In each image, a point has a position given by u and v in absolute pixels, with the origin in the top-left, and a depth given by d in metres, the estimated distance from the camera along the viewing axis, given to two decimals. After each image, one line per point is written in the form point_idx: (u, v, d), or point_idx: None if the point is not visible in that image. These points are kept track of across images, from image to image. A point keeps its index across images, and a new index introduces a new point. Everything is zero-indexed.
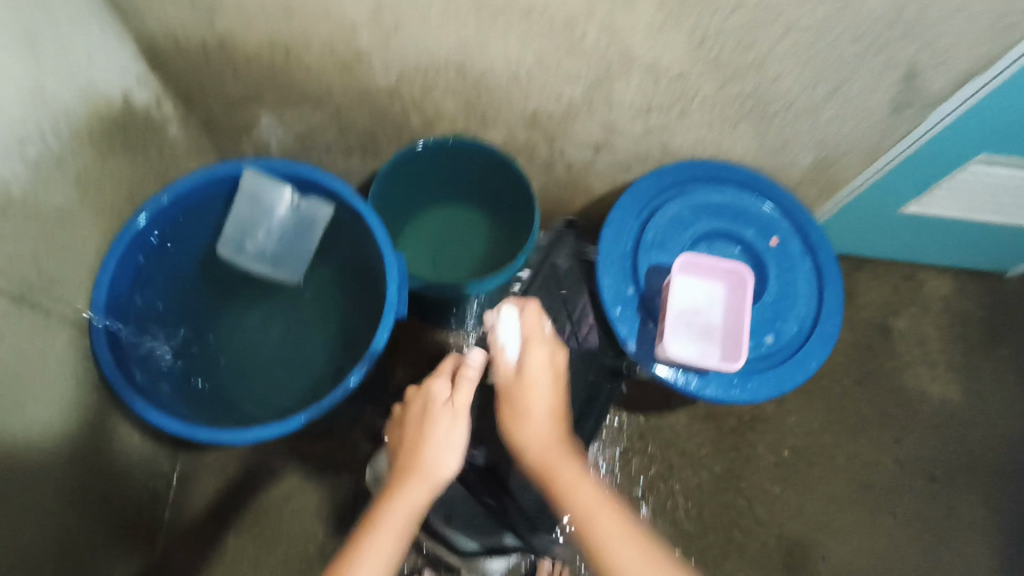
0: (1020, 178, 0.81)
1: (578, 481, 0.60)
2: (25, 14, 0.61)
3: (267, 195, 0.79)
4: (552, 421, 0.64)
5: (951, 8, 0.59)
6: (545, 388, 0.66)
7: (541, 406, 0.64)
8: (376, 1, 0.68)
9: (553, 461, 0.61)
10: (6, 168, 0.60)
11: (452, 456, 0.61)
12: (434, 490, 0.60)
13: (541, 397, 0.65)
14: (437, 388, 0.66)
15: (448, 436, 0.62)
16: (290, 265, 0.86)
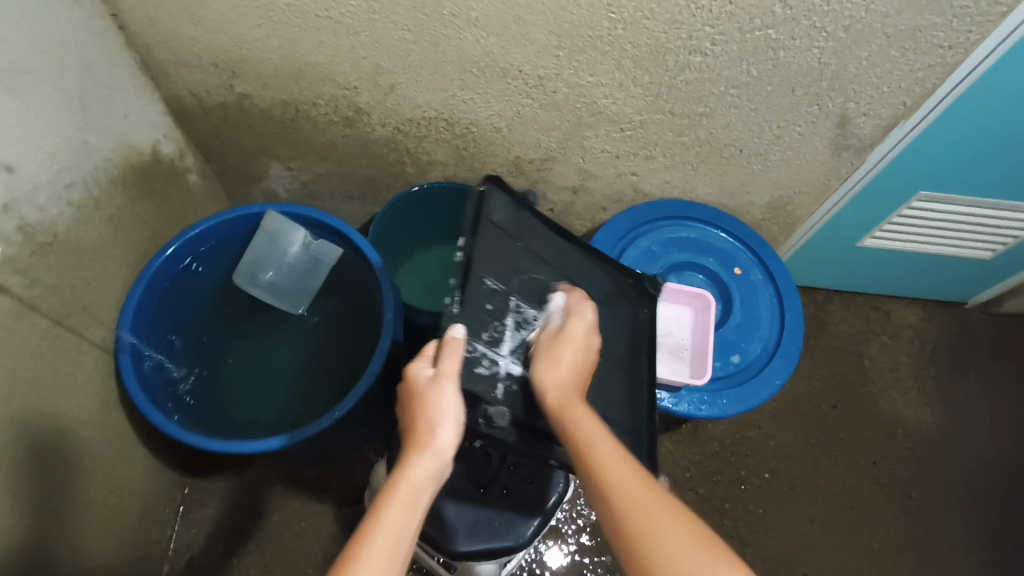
0: (953, 212, 0.94)
1: (600, 428, 0.54)
2: (76, 81, 0.72)
3: (283, 233, 0.93)
4: (576, 377, 0.60)
5: (866, 64, 0.70)
6: (574, 355, 0.61)
7: (569, 356, 0.61)
8: (373, 66, 0.78)
9: (570, 402, 0.57)
10: (54, 209, 0.70)
11: (453, 424, 0.55)
12: (445, 463, 0.53)
13: (573, 351, 0.62)
14: (418, 366, 0.59)
15: (446, 405, 0.55)
16: (295, 298, 0.96)
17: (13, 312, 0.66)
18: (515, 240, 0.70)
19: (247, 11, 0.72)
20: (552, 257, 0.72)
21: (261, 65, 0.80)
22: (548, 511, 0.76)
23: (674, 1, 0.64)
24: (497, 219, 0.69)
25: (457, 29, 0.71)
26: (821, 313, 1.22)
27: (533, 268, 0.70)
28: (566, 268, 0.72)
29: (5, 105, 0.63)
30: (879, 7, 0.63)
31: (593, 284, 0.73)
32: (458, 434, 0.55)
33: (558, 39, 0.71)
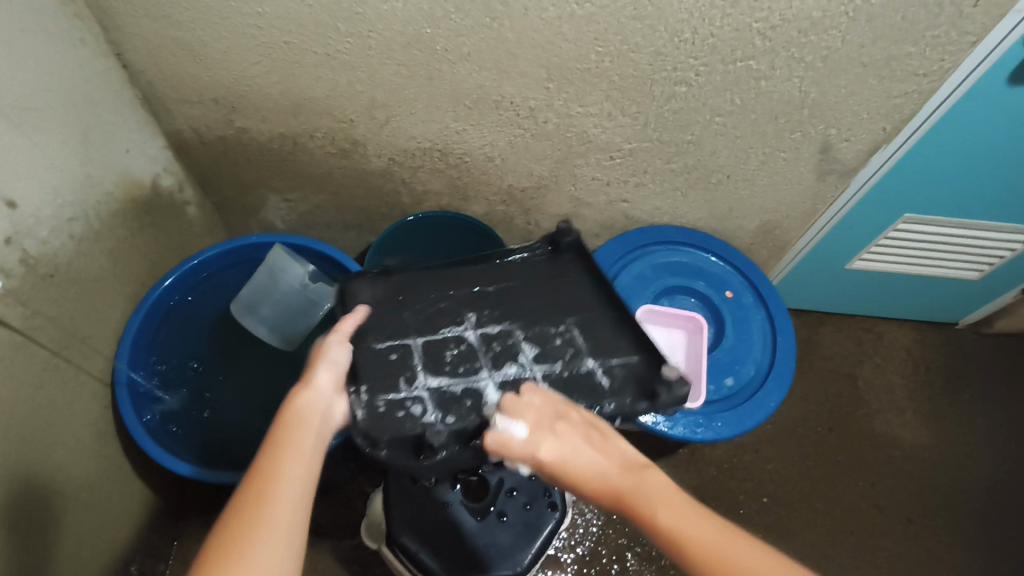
0: (939, 233, 0.97)
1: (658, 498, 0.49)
2: (80, 118, 0.74)
3: (283, 270, 0.91)
4: (611, 465, 0.51)
5: (844, 93, 0.72)
6: (576, 451, 0.52)
7: (586, 460, 0.51)
8: (370, 100, 0.80)
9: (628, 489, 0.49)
10: (55, 241, 0.71)
11: (334, 368, 0.56)
12: (326, 396, 0.53)
13: (584, 460, 0.51)
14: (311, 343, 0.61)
15: (324, 351, 0.57)
16: (287, 335, 0.94)
17: (12, 343, 0.67)
18: (395, 299, 0.73)
19: (248, 48, 0.74)
20: (440, 274, 0.76)
21: (261, 100, 0.82)
22: (544, 538, 0.76)
23: (659, 35, 0.67)
24: (370, 295, 0.73)
25: (450, 63, 0.74)
26: (813, 336, 1.23)
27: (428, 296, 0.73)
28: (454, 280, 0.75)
29: (11, 140, 0.65)
30: (854, 38, 0.66)
31: (502, 275, 0.75)
32: (338, 378, 0.56)
33: (548, 72, 0.73)
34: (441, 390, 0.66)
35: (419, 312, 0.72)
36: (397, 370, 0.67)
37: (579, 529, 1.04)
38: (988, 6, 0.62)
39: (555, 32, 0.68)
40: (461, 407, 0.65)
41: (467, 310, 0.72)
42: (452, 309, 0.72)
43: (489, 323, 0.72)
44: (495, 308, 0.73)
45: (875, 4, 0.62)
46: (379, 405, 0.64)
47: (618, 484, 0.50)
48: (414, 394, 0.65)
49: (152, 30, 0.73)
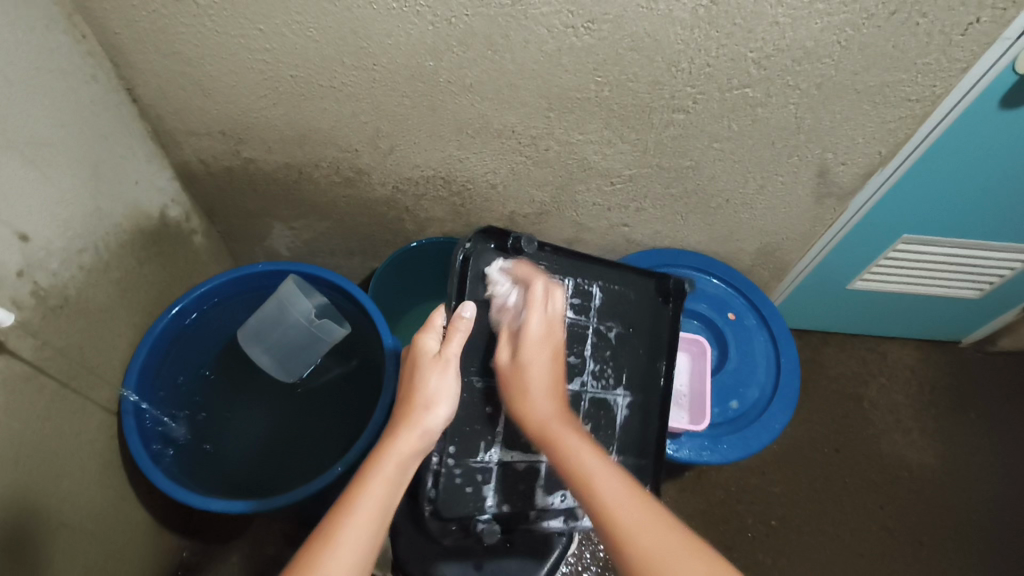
0: (939, 254, 0.97)
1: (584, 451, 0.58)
2: (91, 152, 0.76)
3: (293, 302, 0.93)
4: (550, 398, 0.66)
5: (839, 118, 0.74)
6: (538, 361, 0.68)
7: (539, 380, 0.67)
8: (374, 130, 0.82)
9: (552, 434, 0.62)
10: (65, 273, 0.72)
11: (447, 407, 0.61)
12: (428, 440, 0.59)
13: (538, 366, 0.68)
14: (426, 341, 0.64)
15: (443, 384, 0.62)
16: (289, 366, 0.95)
17: (21, 374, 0.67)
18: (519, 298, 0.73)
19: (255, 83, 0.76)
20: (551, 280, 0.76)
21: (268, 132, 0.83)
22: (551, 565, 0.75)
23: (657, 65, 0.69)
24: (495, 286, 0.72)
25: (452, 94, 0.75)
26: (817, 356, 1.23)
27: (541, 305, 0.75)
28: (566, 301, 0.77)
29: (25, 175, 0.66)
30: (847, 66, 0.67)
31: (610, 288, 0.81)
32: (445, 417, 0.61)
33: (548, 102, 0.75)
34: (508, 464, 0.74)
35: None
36: (484, 435, 0.72)
37: (586, 555, 1.03)
38: (976, 35, 0.63)
39: (555, 64, 0.70)
40: (515, 490, 0.74)
41: (565, 344, 0.77)
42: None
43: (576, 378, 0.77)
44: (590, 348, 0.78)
45: (866, 33, 0.64)
46: (457, 475, 0.71)
47: (545, 410, 0.65)
48: (486, 466, 0.73)
49: (162, 66, 0.75)
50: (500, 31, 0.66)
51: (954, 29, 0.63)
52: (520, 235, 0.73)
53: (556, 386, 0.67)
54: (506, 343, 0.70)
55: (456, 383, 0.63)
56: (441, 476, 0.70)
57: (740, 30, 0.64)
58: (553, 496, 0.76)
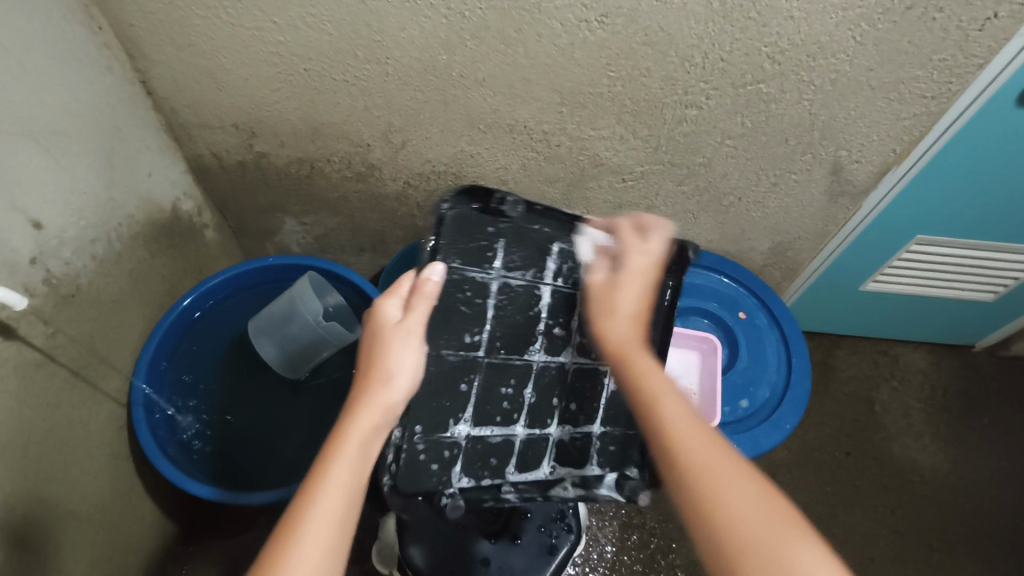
0: (953, 256, 0.96)
1: (656, 372, 0.53)
2: (105, 143, 0.76)
3: (304, 303, 0.91)
4: (636, 320, 0.59)
5: (854, 116, 0.73)
6: (636, 286, 0.60)
7: (628, 303, 0.59)
8: (386, 126, 0.82)
9: (630, 349, 0.56)
10: (77, 263, 0.73)
11: (407, 380, 0.56)
12: (390, 416, 0.54)
13: (630, 296, 0.60)
14: (387, 310, 0.59)
15: (403, 357, 0.56)
16: (295, 364, 0.95)
17: (33, 361, 0.67)
18: (490, 255, 0.70)
19: (269, 76, 0.77)
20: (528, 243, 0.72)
21: (281, 125, 0.84)
22: (560, 559, 0.75)
23: (670, 60, 0.68)
24: (464, 242, 0.69)
25: (465, 88, 0.75)
26: (828, 358, 1.22)
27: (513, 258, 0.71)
28: (550, 262, 0.72)
29: (39, 163, 0.67)
30: (862, 61, 0.67)
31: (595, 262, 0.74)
32: (408, 391, 0.56)
33: (561, 96, 0.75)
34: (478, 439, 0.65)
35: (505, 299, 0.70)
36: (451, 410, 0.65)
37: (592, 556, 1.02)
38: (994, 30, 0.63)
39: (568, 58, 0.70)
40: (487, 465, 0.65)
41: (548, 315, 0.72)
42: (531, 316, 0.71)
43: (561, 354, 0.71)
44: (578, 319, 0.72)
45: (882, 28, 0.63)
46: (420, 450, 0.62)
47: (627, 331, 0.58)
48: (452, 438, 0.64)
49: (177, 58, 0.75)
50: (514, 24, 0.66)
51: (971, 25, 0.62)
52: (506, 197, 0.70)
53: (645, 313, 0.60)
54: (603, 269, 0.64)
55: (421, 355, 0.58)
56: (402, 451, 0.61)
57: (755, 24, 0.64)
58: (541, 469, 0.67)
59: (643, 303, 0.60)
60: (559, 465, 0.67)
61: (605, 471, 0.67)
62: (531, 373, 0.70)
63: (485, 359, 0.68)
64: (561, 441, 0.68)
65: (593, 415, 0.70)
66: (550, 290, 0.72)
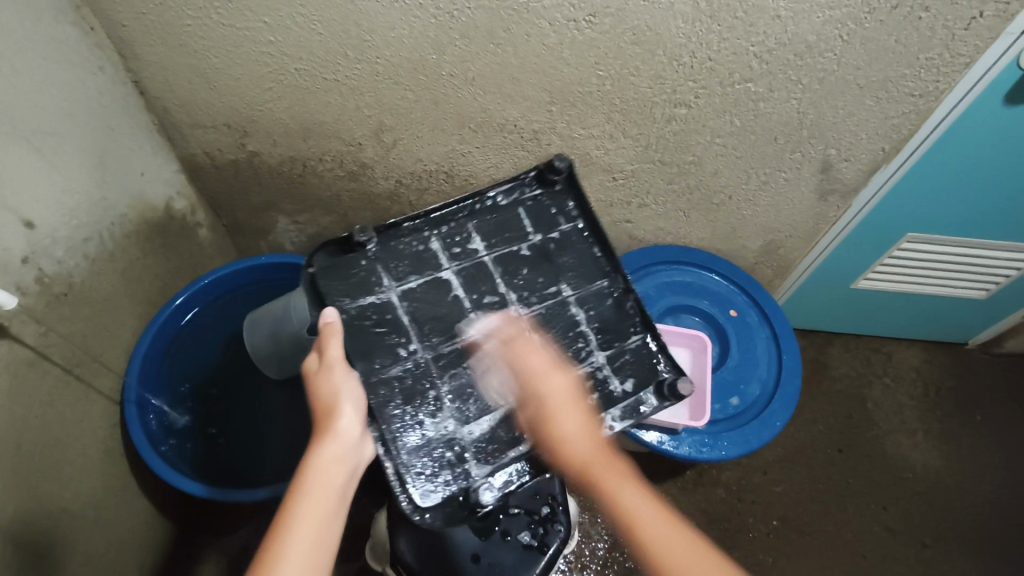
0: (944, 254, 0.97)
1: (628, 490, 0.61)
2: (97, 143, 0.77)
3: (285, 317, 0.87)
4: (590, 428, 0.62)
5: (842, 115, 0.74)
6: (566, 402, 0.62)
7: (574, 425, 0.61)
8: (378, 125, 0.82)
9: (597, 469, 0.61)
10: (70, 262, 0.73)
11: (351, 408, 0.57)
12: (346, 450, 0.56)
13: (575, 418, 0.62)
14: (309, 359, 0.61)
15: (338, 389, 0.58)
16: (275, 366, 0.92)
17: (26, 360, 0.68)
18: (375, 279, 0.66)
19: (260, 76, 0.77)
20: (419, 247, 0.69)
21: (273, 124, 0.84)
22: (550, 556, 0.75)
23: (658, 59, 0.69)
24: (343, 281, 0.65)
25: (455, 88, 0.76)
26: (822, 356, 1.23)
27: (403, 260, 0.68)
28: (437, 255, 0.69)
29: (31, 164, 0.67)
30: (851, 60, 0.67)
31: (494, 232, 0.71)
32: (360, 415, 0.58)
33: (550, 95, 0.75)
34: (473, 422, 0.62)
35: (413, 302, 0.66)
36: (423, 409, 0.61)
37: (585, 553, 1.03)
38: (981, 28, 0.63)
39: (557, 57, 0.70)
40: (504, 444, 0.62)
41: (467, 292, 0.68)
42: (453, 302, 0.67)
43: (504, 316, 0.67)
44: (501, 281, 0.69)
45: (869, 27, 0.63)
46: (418, 462, 0.59)
47: (587, 447, 0.61)
48: (448, 436, 0.60)
49: (168, 58, 0.76)
50: (503, 24, 0.67)
51: (957, 24, 0.62)
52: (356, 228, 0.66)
53: (593, 424, 0.63)
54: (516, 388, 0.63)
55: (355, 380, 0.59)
56: (400, 471, 0.58)
57: (742, 24, 0.64)
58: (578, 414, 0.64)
59: (585, 414, 0.63)
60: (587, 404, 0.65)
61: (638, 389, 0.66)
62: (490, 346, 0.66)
63: (429, 358, 0.64)
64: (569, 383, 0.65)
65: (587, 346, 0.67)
66: (453, 272, 0.68)
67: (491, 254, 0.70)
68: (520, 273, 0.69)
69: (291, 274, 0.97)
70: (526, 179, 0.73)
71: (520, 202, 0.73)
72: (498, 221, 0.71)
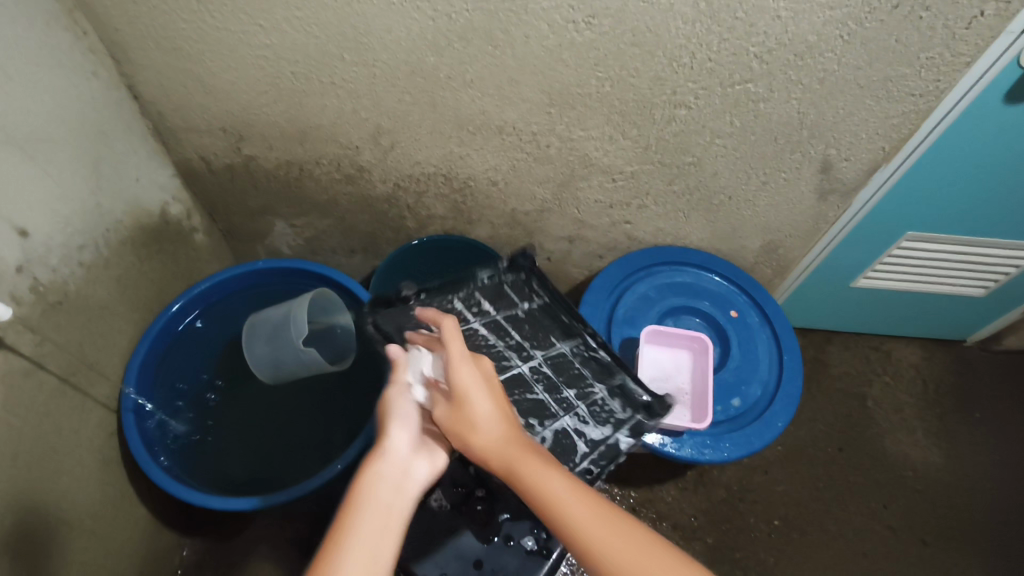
0: (944, 251, 0.97)
1: (548, 475, 0.51)
2: (91, 149, 0.76)
3: (291, 323, 0.87)
4: (500, 413, 0.56)
5: (842, 114, 0.74)
6: (477, 384, 0.57)
7: (484, 409, 0.56)
8: (375, 128, 0.82)
9: (512, 456, 0.53)
10: (65, 270, 0.72)
11: (407, 428, 0.56)
12: (403, 465, 0.52)
13: (483, 400, 0.56)
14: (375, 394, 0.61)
15: (397, 409, 0.57)
16: (268, 371, 0.91)
17: (21, 370, 0.67)
18: None
19: (255, 79, 0.76)
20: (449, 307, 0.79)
21: (269, 128, 0.83)
22: (554, 560, 0.72)
23: (657, 60, 0.68)
24: (404, 327, 0.74)
25: (453, 90, 0.75)
26: (821, 355, 1.23)
27: (444, 316, 0.78)
28: (465, 314, 0.79)
29: (24, 171, 0.66)
30: (850, 60, 0.67)
31: (494, 300, 0.82)
32: (412, 435, 0.55)
33: (549, 97, 0.74)
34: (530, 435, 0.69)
35: (461, 344, 0.75)
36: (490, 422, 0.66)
37: None
38: (981, 28, 0.62)
39: (556, 58, 0.69)
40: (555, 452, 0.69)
41: (495, 340, 0.78)
42: (487, 348, 0.77)
43: (529, 358, 0.77)
44: (516, 334, 0.80)
45: (869, 27, 0.63)
46: None
47: (495, 432, 0.55)
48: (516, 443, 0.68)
49: (162, 62, 0.75)
50: (501, 26, 0.66)
51: (958, 23, 0.62)
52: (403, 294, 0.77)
53: (505, 411, 0.57)
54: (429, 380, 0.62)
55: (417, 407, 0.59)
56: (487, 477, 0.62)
57: (742, 24, 0.64)
58: (597, 433, 0.71)
59: (495, 397, 0.57)
60: (605, 427, 0.72)
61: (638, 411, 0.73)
62: (526, 378, 0.75)
63: None
64: (589, 408, 0.74)
65: (594, 377, 0.77)
66: (481, 326, 0.79)
67: (500, 314, 0.81)
68: (524, 329, 0.80)
69: (289, 278, 0.97)
70: (502, 268, 0.85)
71: (506, 282, 0.85)
72: (494, 291, 0.83)
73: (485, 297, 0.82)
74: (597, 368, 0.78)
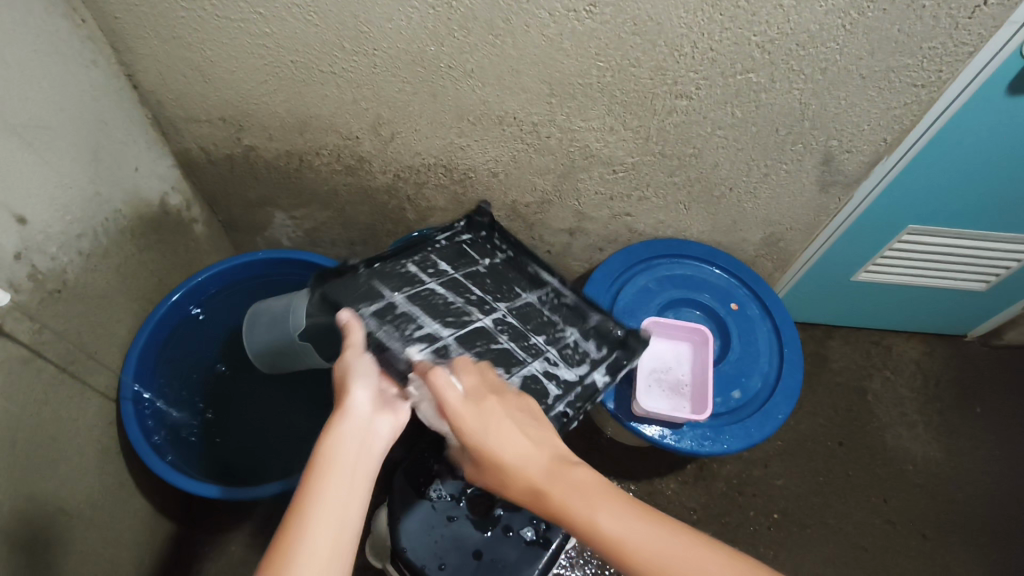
0: (945, 245, 0.96)
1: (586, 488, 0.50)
2: (90, 137, 0.76)
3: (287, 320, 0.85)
4: (526, 430, 0.55)
5: (844, 105, 0.73)
6: (496, 410, 0.56)
7: (505, 428, 0.55)
8: (375, 118, 0.82)
9: (544, 473, 0.52)
10: (64, 258, 0.72)
11: (366, 382, 0.53)
12: (363, 421, 0.50)
13: (503, 421, 0.55)
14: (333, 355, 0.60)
15: (356, 366, 0.54)
16: (264, 360, 0.91)
17: (20, 358, 0.67)
18: (378, 292, 0.72)
19: (255, 68, 0.76)
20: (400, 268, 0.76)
21: (269, 118, 0.83)
22: (552, 552, 0.74)
23: (658, 49, 0.68)
24: (353, 296, 0.70)
25: (453, 80, 0.75)
26: (821, 349, 1.23)
27: (398, 279, 0.74)
28: (417, 272, 0.76)
29: (23, 159, 0.66)
30: (852, 50, 0.66)
31: (452, 260, 0.79)
32: (373, 388, 0.53)
33: (550, 87, 0.74)
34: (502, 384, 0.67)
35: (418, 303, 0.72)
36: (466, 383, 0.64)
37: (587, 548, 1.03)
38: (984, 17, 0.62)
39: (557, 48, 0.69)
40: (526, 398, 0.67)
41: (451, 295, 0.74)
42: (444, 304, 0.73)
43: (491, 311, 0.75)
44: (475, 288, 0.77)
45: (872, 16, 0.63)
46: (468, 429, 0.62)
47: (524, 451, 0.54)
48: None
49: (162, 51, 0.75)
50: (502, 14, 0.66)
51: (961, 12, 0.62)
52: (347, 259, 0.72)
53: (530, 428, 0.56)
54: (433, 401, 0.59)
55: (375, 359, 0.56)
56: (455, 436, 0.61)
57: (744, 13, 0.63)
58: (567, 371, 0.71)
59: (517, 416, 0.56)
60: (575, 366, 0.73)
61: (606, 350, 0.75)
62: (491, 329, 0.72)
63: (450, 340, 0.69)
64: (558, 354, 0.73)
65: (560, 323, 0.77)
66: (436, 284, 0.75)
67: (457, 272, 0.78)
68: (485, 284, 0.78)
69: (288, 270, 0.97)
70: (460, 228, 0.84)
71: (462, 241, 0.82)
72: (453, 250, 0.81)
73: (443, 257, 0.79)
74: (564, 316, 0.78)
